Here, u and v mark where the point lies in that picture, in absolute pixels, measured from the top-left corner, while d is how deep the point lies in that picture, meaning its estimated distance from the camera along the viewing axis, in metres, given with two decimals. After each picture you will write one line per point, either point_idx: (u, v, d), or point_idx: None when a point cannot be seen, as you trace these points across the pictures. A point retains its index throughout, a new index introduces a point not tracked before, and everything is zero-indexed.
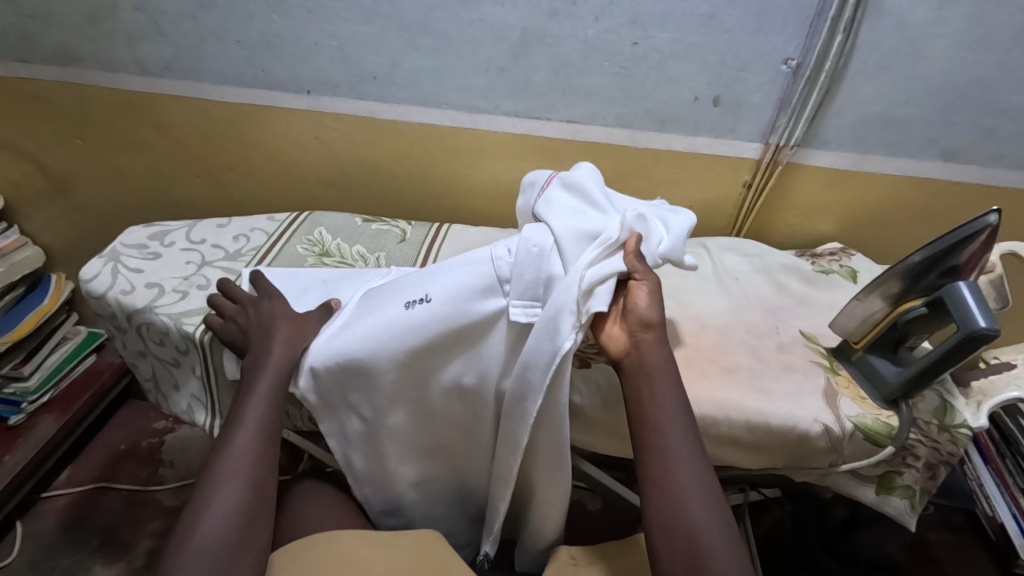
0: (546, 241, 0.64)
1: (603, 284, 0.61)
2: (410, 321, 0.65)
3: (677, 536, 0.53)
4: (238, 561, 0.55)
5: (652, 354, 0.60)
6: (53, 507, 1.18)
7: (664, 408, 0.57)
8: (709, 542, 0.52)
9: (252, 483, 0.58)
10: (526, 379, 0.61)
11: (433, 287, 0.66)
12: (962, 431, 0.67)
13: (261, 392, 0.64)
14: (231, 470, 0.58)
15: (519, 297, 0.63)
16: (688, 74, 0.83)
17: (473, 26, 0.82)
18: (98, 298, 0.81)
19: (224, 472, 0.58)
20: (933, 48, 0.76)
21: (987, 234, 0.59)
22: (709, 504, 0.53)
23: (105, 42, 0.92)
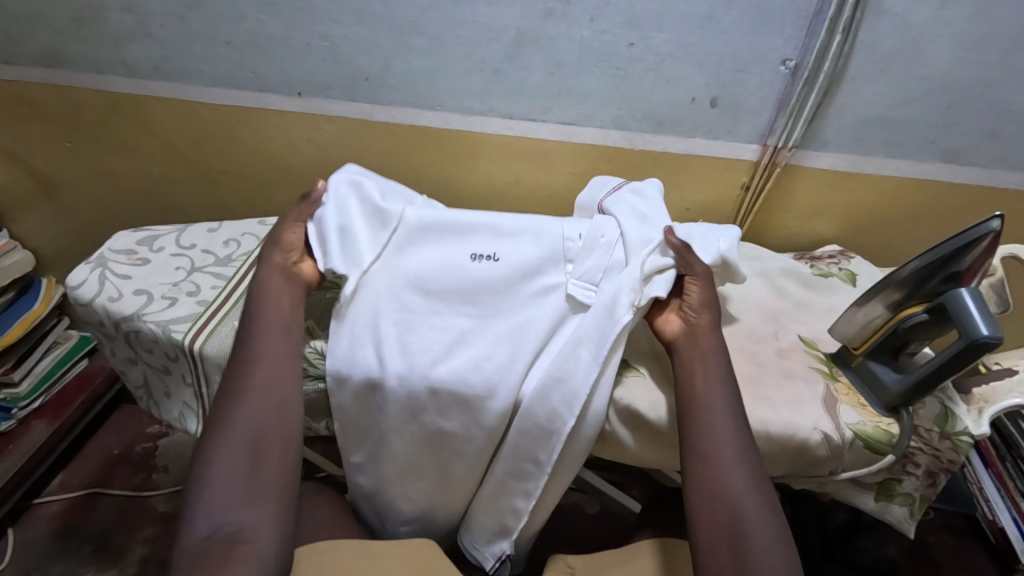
0: (614, 234, 0.70)
1: (659, 274, 0.67)
2: (471, 273, 0.70)
3: (719, 508, 0.55)
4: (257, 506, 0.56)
5: (702, 340, 0.65)
6: (45, 514, 1.16)
7: (704, 387, 0.62)
8: (744, 512, 0.54)
9: (260, 404, 0.61)
10: (574, 356, 0.64)
11: (503, 249, 0.72)
12: (964, 439, 0.65)
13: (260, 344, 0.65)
14: (246, 394, 0.61)
15: (579, 278, 0.69)
16: (685, 75, 0.81)
17: (467, 27, 0.80)
18: (85, 305, 0.80)
19: (236, 397, 0.61)
20: (934, 48, 0.75)
21: (989, 240, 0.58)
22: (752, 479, 0.56)
23: (92, 43, 0.90)
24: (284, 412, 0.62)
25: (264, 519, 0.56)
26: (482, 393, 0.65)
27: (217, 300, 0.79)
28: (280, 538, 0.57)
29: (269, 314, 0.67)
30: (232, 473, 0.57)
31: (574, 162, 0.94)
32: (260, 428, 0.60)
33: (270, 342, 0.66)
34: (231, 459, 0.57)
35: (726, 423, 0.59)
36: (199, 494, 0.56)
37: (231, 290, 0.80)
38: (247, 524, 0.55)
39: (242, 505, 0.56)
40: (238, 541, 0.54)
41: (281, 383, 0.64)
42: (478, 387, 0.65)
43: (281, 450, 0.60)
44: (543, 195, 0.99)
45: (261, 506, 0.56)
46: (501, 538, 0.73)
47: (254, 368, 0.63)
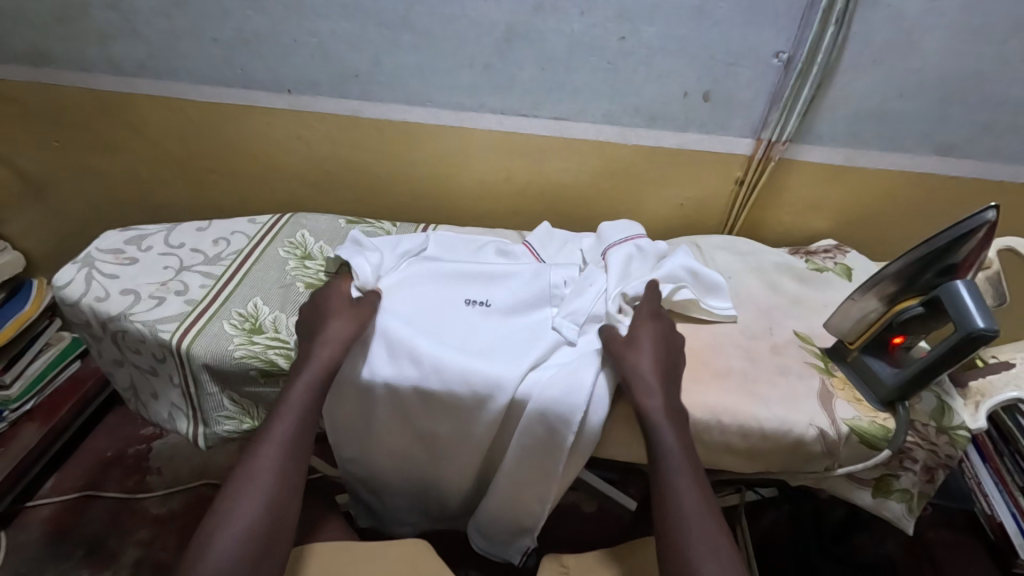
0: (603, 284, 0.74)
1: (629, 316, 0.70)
2: (466, 315, 0.72)
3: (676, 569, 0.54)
4: None
5: (642, 408, 0.61)
6: (37, 517, 1.15)
7: (670, 454, 0.59)
8: None
9: (271, 507, 0.56)
10: (577, 378, 0.64)
11: (494, 293, 0.75)
12: (961, 433, 0.65)
13: (297, 399, 0.62)
14: (258, 491, 0.56)
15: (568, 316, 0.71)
16: (677, 69, 0.80)
17: (456, 22, 0.79)
18: (72, 305, 0.79)
19: (247, 492, 0.56)
20: (928, 40, 0.74)
21: (985, 230, 0.57)
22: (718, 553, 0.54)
23: (78, 41, 0.89)
24: (286, 520, 0.57)
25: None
26: (478, 402, 0.64)
27: (205, 299, 0.78)
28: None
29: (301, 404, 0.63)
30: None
31: (566, 158, 0.93)
32: (264, 536, 0.55)
33: (302, 421, 0.62)
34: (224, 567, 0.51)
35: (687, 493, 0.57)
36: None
37: (220, 289, 0.79)
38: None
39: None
40: None
41: (291, 484, 0.59)
42: (471, 399, 0.64)
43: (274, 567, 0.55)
44: (536, 191, 0.98)
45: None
46: (524, 536, 0.74)
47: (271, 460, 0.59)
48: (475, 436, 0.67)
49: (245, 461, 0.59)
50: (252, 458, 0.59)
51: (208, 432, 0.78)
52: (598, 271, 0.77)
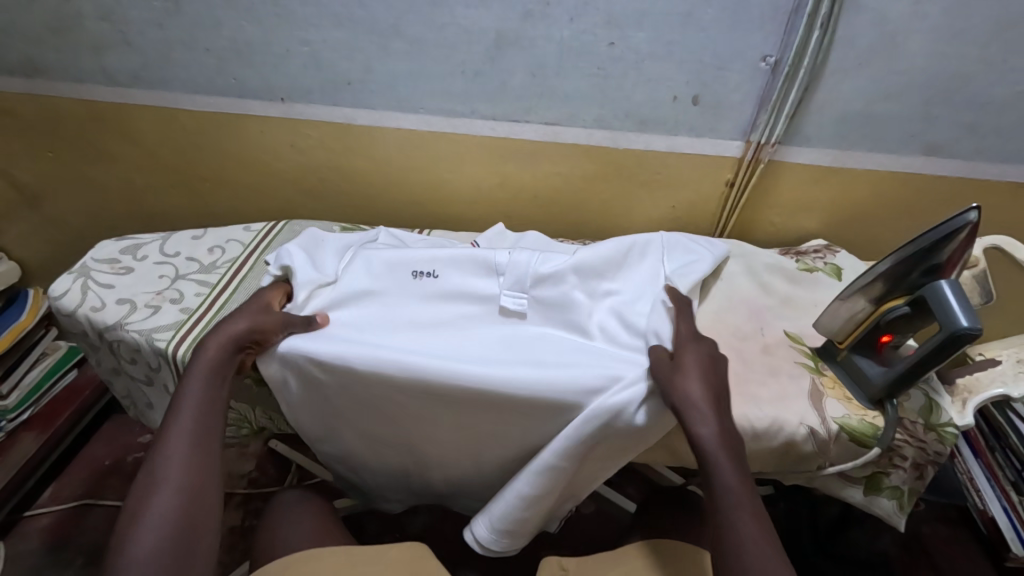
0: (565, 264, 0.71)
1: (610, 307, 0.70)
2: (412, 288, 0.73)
3: None
4: None
5: (697, 432, 0.54)
6: (36, 527, 1.15)
7: (728, 486, 0.51)
8: None
9: (183, 512, 0.52)
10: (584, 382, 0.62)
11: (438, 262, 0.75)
12: (949, 430, 0.66)
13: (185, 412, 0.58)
14: (164, 481, 0.53)
15: (510, 288, 0.71)
16: (666, 73, 0.81)
17: (447, 30, 0.80)
18: (68, 315, 0.80)
19: (166, 465, 0.54)
20: (911, 42, 0.75)
21: (968, 231, 0.57)
22: None
23: (72, 53, 0.90)
24: (207, 511, 0.54)
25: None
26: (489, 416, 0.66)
27: (200, 307, 0.78)
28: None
29: (200, 393, 0.60)
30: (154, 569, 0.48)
31: (557, 163, 0.94)
32: (187, 517, 0.52)
33: (197, 428, 0.58)
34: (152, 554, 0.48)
35: (755, 549, 0.48)
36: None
37: (215, 297, 0.80)
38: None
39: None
40: None
41: (205, 479, 0.55)
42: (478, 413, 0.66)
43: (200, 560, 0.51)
44: (530, 195, 0.99)
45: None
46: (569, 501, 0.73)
47: (178, 445, 0.56)
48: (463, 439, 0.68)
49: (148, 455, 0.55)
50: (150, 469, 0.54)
51: None
52: (562, 261, 0.72)
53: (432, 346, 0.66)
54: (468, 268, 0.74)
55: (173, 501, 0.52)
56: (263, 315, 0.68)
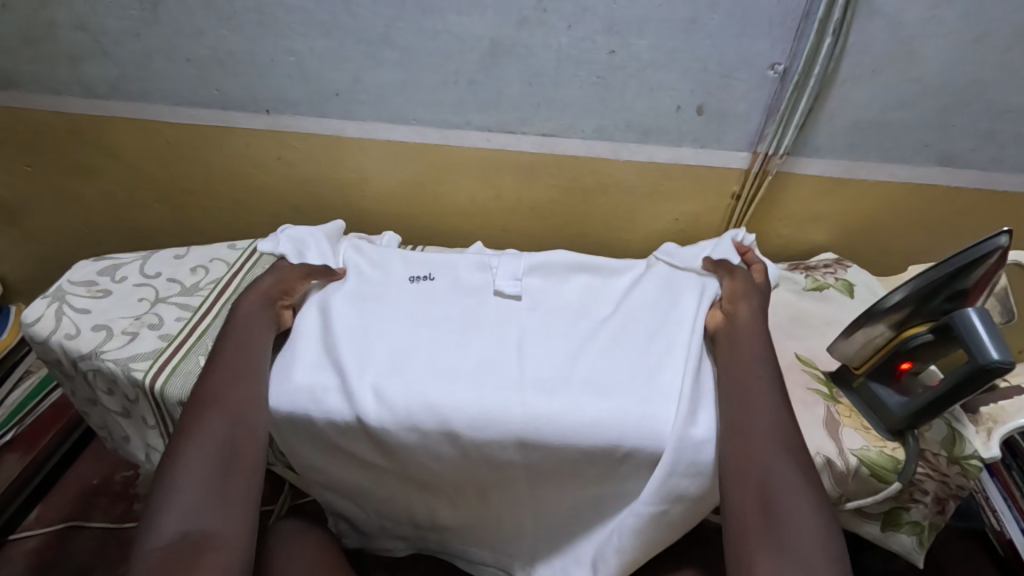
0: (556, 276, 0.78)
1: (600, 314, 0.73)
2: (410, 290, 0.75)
3: (752, 482, 0.53)
4: (229, 472, 0.55)
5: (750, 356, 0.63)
6: (20, 550, 1.04)
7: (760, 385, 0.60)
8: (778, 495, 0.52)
9: (236, 414, 0.59)
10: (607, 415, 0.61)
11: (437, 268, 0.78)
12: (972, 463, 0.62)
13: (240, 330, 0.67)
14: (227, 392, 0.60)
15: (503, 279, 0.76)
16: (670, 82, 0.77)
17: (438, 38, 0.76)
18: (41, 342, 0.76)
19: (222, 366, 0.63)
20: (928, 49, 0.71)
21: (997, 256, 0.54)
22: (793, 464, 0.54)
23: (46, 64, 0.86)
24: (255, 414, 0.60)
25: (233, 529, 0.52)
26: (495, 447, 0.61)
27: (180, 333, 0.74)
28: (249, 549, 0.52)
29: (251, 340, 0.66)
30: (200, 477, 0.53)
31: (555, 173, 0.89)
32: (237, 426, 0.58)
33: (245, 345, 0.66)
34: (198, 468, 0.54)
35: (767, 419, 0.57)
36: (169, 498, 0.52)
37: (195, 323, 0.76)
38: (212, 535, 0.51)
39: (210, 513, 0.52)
40: (206, 537, 0.50)
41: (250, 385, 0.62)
42: (486, 448, 0.61)
43: (250, 458, 0.57)
44: (528, 208, 0.94)
45: (230, 516, 0.52)
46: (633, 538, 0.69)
47: (228, 375, 0.62)
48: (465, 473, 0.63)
49: (203, 381, 0.62)
50: (216, 372, 0.62)
51: None
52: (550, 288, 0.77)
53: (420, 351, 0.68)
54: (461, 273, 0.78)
55: (222, 424, 0.57)
56: (285, 270, 0.75)
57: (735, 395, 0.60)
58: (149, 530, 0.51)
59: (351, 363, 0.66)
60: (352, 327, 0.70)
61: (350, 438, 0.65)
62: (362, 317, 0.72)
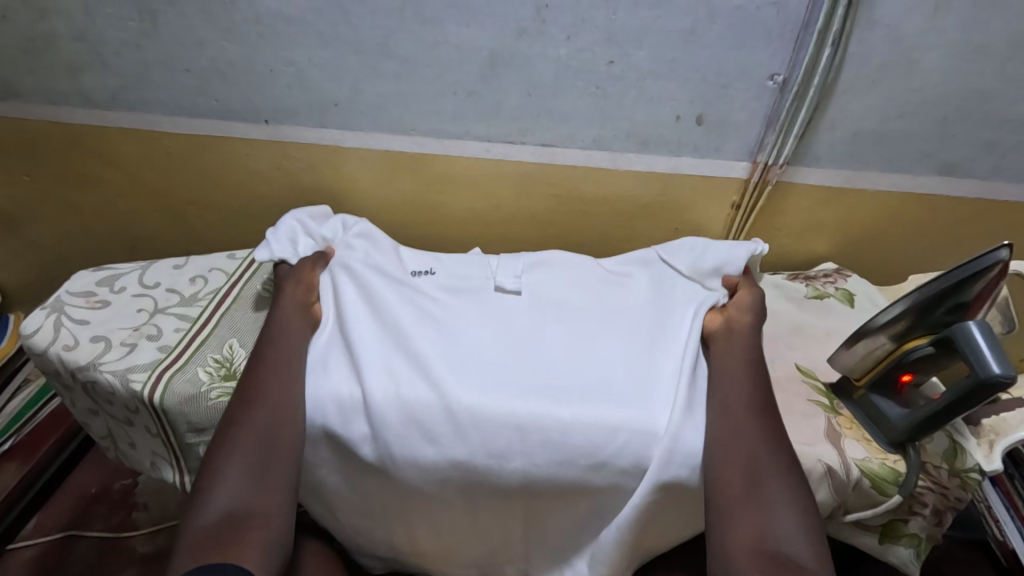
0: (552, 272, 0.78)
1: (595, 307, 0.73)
2: (412, 283, 0.75)
3: (740, 463, 0.57)
4: (271, 456, 0.59)
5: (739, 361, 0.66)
6: (18, 560, 1.03)
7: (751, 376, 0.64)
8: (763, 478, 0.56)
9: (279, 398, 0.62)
10: (612, 430, 0.60)
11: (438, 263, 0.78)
12: (973, 476, 0.62)
13: (280, 317, 0.70)
14: (266, 383, 0.63)
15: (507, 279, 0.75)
16: (669, 92, 0.77)
17: (438, 49, 0.76)
18: (39, 354, 0.76)
19: (263, 355, 0.66)
20: (927, 59, 0.71)
21: (998, 269, 0.54)
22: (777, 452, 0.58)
23: (45, 73, 0.86)
24: (296, 396, 0.63)
25: (274, 510, 0.56)
26: (492, 459, 0.61)
27: (179, 344, 0.74)
28: (288, 527, 0.57)
29: (282, 333, 0.68)
30: (246, 462, 0.57)
31: (555, 182, 0.89)
32: (280, 411, 0.61)
33: (284, 334, 0.68)
34: (241, 453, 0.58)
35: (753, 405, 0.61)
36: (217, 477, 0.56)
37: (195, 333, 0.76)
38: (255, 514, 0.55)
39: (255, 494, 0.56)
40: (251, 517, 0.54)
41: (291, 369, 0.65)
42: (484, 459, 0.61)
43: (290, 443, 0.60)
44: (527, 217, 0.94)
45: (274, 498, 0.57)
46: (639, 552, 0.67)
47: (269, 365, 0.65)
48: (464, 486, 0.62)
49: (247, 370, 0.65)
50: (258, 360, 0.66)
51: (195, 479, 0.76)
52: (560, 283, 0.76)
53: (429, 344, 0.67)
54: (462, 263, 0.79)
55: (263, 412, 0.61)
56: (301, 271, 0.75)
57: (741, 382, 0.64)
58: (199, 505, 0.55)
59: (364, 348, 0.66)
60: (363, 316, 0.70)
61: (349, 420, 0.63)
62: (370, 309, 0.71)
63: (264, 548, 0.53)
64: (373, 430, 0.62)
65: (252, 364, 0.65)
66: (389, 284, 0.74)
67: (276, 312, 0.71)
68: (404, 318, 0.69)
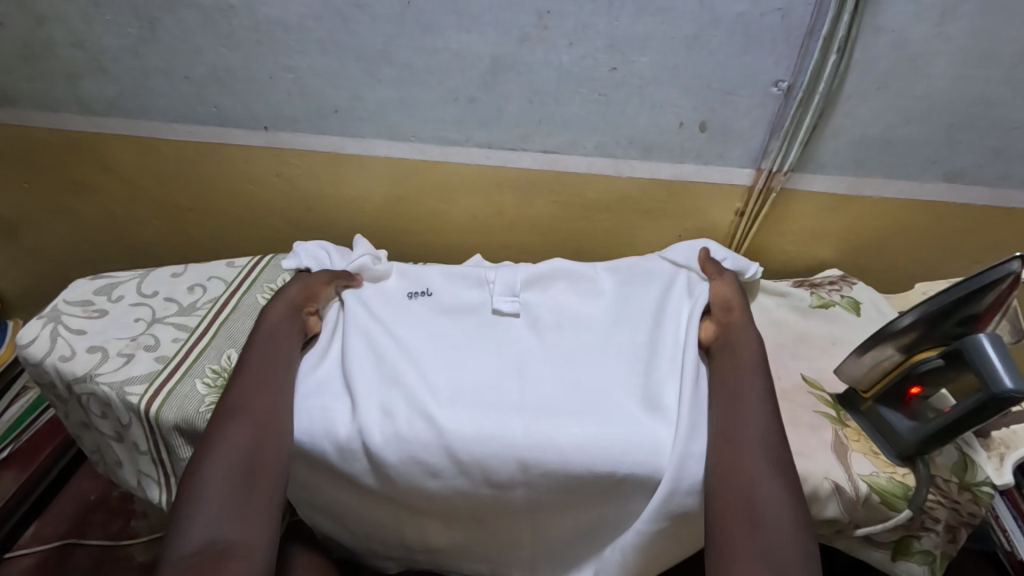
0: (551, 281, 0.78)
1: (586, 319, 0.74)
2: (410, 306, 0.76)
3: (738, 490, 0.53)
4: (252, 481, 0.55)
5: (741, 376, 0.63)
6: (15, 569, 1.01)
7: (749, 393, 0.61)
8: (762, 505, 0.52)
9: (259, 421, 0.59)
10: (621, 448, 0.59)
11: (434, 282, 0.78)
12: (985, 490, 0.61)
13: (263, 337, 0.68)
14: (248, 404, 0.60)
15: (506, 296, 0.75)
16: (672, 98, 0.77)
17: (438, 55, 0.75)
18: (35, 365, 0.75)
19: (244, 375, 0.63)
20: (934, 65, 0.70)
21: (1010, 281, 0.54)
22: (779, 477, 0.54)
23: (44, 81, 0.85)
24: (273, 419, 0.61)
25: (257, 538, 0.52)
26: (494, 472, 0.59)
27: (177, 355, 0.73)
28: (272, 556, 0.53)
29: (274, 349, 0.67)
30: (228, 487, 0.54)
31: (557, 189, 0.88)
32: (258, 433, 0.58)
33: (266, 353, 0.66)
34: (224, 476, 0.54)
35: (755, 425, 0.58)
36: (196, 504, 0.52)
37: (193, 343, 0.75)
38: (238, 541, 0.51)
39: (238, 520, 0.52)
40: (234, 546, 0.50)
41: (274, 390, 0.63)
42: (486, 472, 0.59)
43: (272, 467, 0.57)
44: (529, 224, 0.93)
45: (256, 525, 0.52)
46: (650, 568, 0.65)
47: (249, 385, 0.63)
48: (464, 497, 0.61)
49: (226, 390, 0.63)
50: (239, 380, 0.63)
51: None
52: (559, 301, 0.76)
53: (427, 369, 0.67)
54: (455, 278, 0.79)
55: (247, 432, 0.58)
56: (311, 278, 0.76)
57: (730, 401, 0.61)
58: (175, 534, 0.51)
59: (359, 373, 0.66)
60: (359, 338, 0.70)
61: (351, 432, 0.62)
62: (368, 332, 0.71)
63: None
64: (373, 443, 0.61)
65: (239, 382, 0.63)
66: (387, 313, 0.75)
67: (261, 327, 0.69)
68: (401, 345, 0.70)
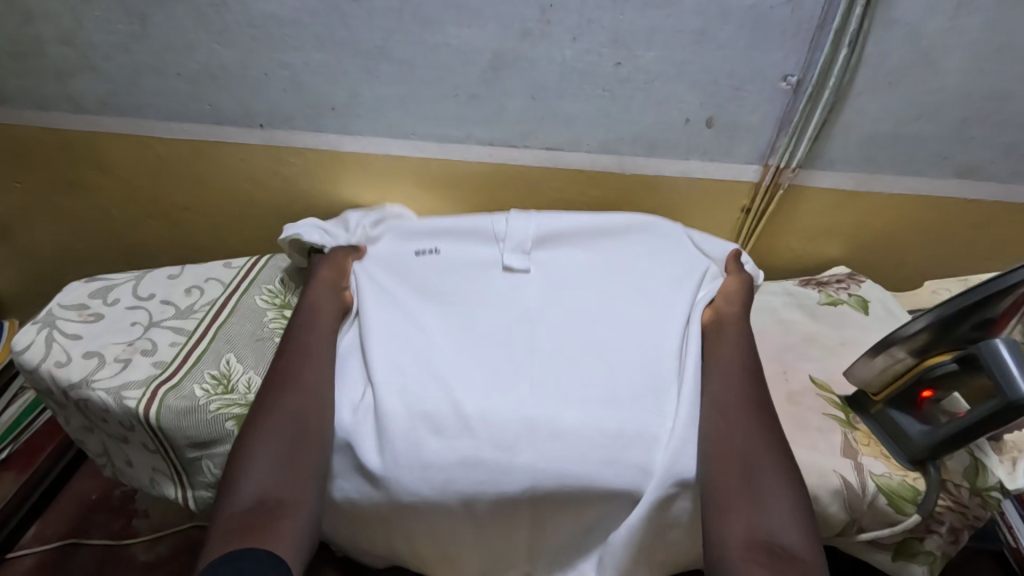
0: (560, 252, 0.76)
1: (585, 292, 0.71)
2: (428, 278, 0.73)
3: (734, 455, 0.55)
4: (301, 446, 0.56)
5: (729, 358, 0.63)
6: (16, 569, 0.99)
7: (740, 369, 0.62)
8: (756, 468, 0.54)
9: (307, 389, 0.60)
10: (627, 447, 0.58)
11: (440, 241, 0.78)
12: (994, 495, 0.60)
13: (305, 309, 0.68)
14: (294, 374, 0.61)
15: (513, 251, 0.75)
16: (678, 94, 0.75)
17: (438, 51, 0.73)
18: (31, 371, 0.73)
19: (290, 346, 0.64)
20: (947, 59, 0.68)
21: None
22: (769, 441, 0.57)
23: (34, 79, 0.83)
24: (320, 383, 0.61)
25: (305, 499, 0.54)
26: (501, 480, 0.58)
27: (175, 359, 0.72)
28: (316, 519, 0.55)
29: (309, 328, 0.67)
30: (276, 453, 0.56)
31: (562, 189, 0.87)
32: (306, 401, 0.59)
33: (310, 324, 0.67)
34: (273, 442, 0.56)
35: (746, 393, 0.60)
36: (249, 467, 0.55)
37: (191, 347, 0.74)
38: (287, 504, 0.53)
39: (286, 483, 0.54)
40: (284, 508, 0.53)
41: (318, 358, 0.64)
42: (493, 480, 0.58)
43: (318, 435, 0.58)
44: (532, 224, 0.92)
45: (302, 489, 0.55)
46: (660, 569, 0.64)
47: (293, 358, 0.63)
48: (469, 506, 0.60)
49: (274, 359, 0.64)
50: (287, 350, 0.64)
51: (198, 494, 0.72)
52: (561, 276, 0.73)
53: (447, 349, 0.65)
54: (464, 239, 0.78)
55: (293, 400, 0.59)
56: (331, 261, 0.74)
57: (730, 372, 0.62)
58: (229, 496, 0.53)
59: (377, 354, 0.64)
60: (379, 314, 0.68)
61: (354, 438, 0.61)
62: (386, 311, 0.69)
63: (296, 540, 0.52)
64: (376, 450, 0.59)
65: (284, 355, 0.64)
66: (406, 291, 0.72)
67: (303, 306, 0.69)
68: (420, 322, 0.68)
